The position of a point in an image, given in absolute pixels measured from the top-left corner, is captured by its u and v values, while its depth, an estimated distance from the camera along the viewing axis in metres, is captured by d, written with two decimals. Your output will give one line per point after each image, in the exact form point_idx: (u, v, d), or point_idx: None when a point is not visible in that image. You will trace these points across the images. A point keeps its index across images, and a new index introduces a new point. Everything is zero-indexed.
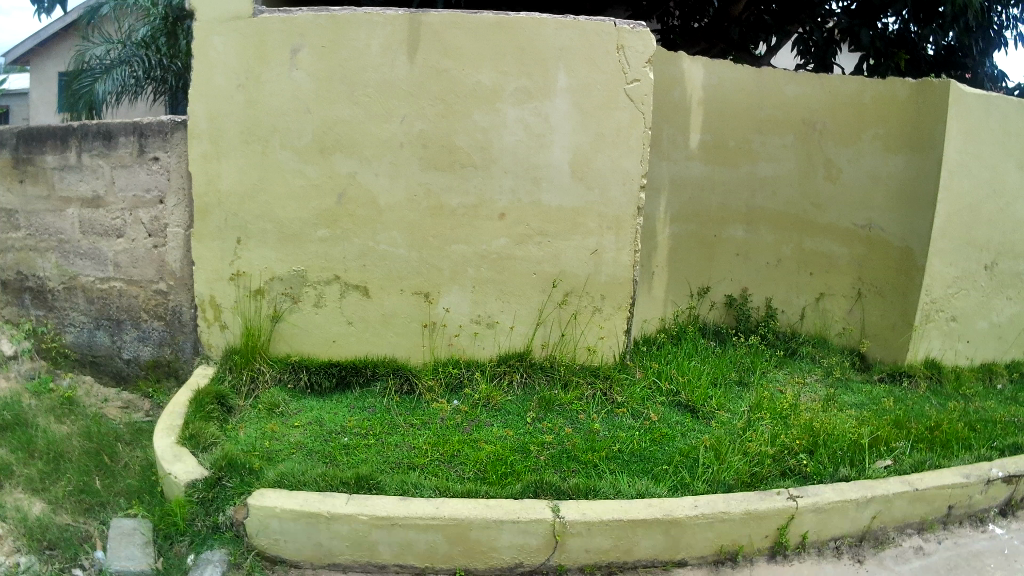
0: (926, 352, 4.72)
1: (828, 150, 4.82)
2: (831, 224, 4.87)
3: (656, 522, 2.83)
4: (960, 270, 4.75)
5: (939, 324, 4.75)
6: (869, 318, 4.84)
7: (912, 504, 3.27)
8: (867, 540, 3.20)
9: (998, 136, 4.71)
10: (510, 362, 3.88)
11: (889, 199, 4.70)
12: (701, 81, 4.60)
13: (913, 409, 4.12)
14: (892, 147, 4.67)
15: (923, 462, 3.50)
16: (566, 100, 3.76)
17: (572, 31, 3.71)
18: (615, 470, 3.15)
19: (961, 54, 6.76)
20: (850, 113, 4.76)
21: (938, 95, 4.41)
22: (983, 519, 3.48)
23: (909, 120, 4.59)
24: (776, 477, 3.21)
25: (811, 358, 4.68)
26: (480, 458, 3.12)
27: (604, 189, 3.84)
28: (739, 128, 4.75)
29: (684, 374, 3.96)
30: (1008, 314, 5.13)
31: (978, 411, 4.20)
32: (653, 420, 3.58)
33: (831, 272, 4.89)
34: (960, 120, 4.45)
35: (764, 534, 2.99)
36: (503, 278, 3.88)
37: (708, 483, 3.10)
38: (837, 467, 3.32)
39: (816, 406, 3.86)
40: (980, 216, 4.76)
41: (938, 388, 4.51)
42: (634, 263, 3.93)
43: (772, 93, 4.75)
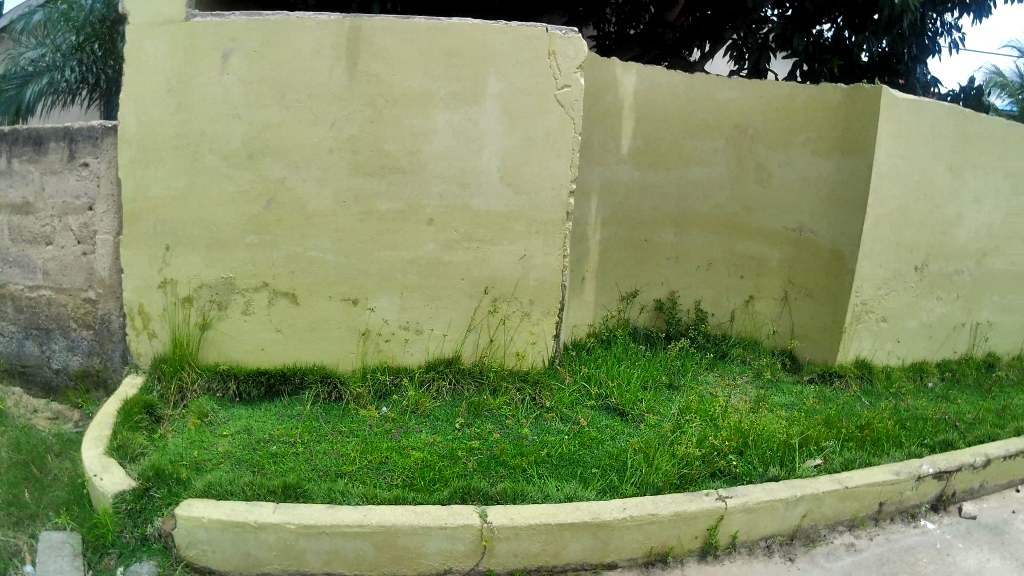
0: (856, 352, 4.80)
1: (760, 154, 4.86)
2: (762, 227, 4.91)
3: (585, 526, 2.83)
4: (891, 271, 4.84)
5: (869, 325, 4.83)
6: (798, 320, 4.90)
7: (842, 502, 3.34)
8: (798, 538, 3.26)
9: (927, 141, 4.81)
10: (438, 368, 3.86)
11: (820, 204, 4.76)
12: (634, 86, 4.61)
13: (844, 408, 4.18)
14: (821, 151, 4.73)
15: (853, 461, 3.58)
16: (495, 103, 3.76)
17: (504, 35, 3.71)
18: (543, 474, 3.15)
19: (894, 60, 6.93)
20: (780, 118, 4.80)
21: (870, 100, 4.48)
22: (914, 515, 3.60)
23: (840, 124, 4.65)
24: (705, 478, 3.24)
25: (741, 359, 4.75)
26: (408, 464, 3.10)
27: (533, 195, 3.87)
28: (672, 134, 4.77)
29: (614, 379, 3.98)
30: (937, 314, 5.27)
31: (908, 412, 4.31)
32: (581, 424, 3.60)
33: (761, 276, 4.94)
34: (889, 124, 4.53)
35: (693, 535, 3.02)
36: (430, 284, 3.87)
37: (637, 486, 3.10)
38: (768, 468, 3.36)
39: (746, 407, 3.90)
40: (910, 218, 4.86)
41: (869, 387, 4.61)
42: (562, 267, 3.96)
43: (704, 98, 4.75)
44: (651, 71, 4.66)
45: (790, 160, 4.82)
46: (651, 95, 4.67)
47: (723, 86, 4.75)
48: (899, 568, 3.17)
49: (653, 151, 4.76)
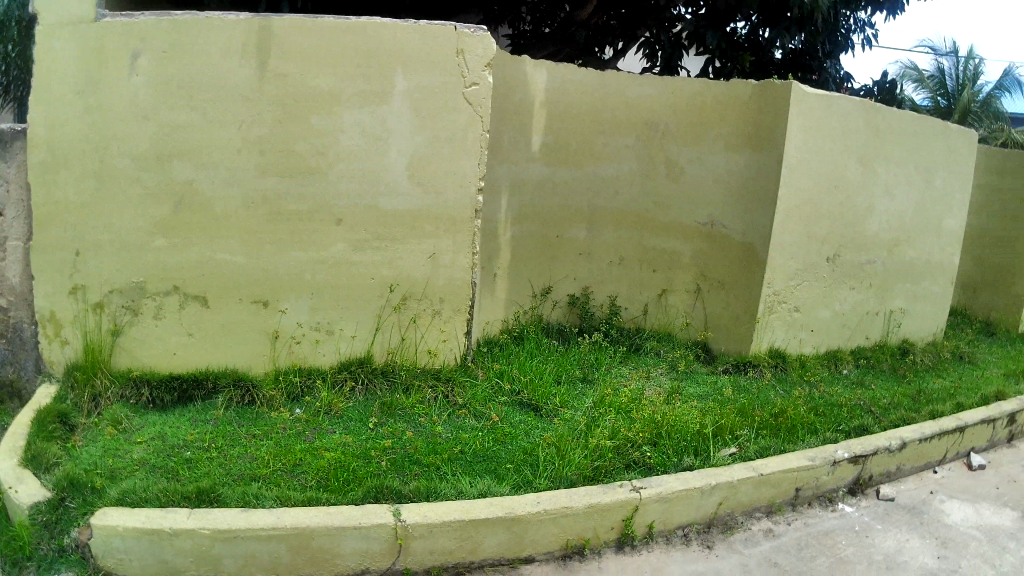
0: (769, 342, 4.90)
1: (671, 149, 4.96)
2: (673, 221, 5.01)
3: (499, 521, 2.87)
4: (802, 263, 4.95)
5: (782, 315, 4.94)
6: (712, 311, 4.99)
7: (757, 488, 3.42)
8: (716, 526, 3.34)
9: (838, 134, 4.94)
10: (350, 369, 3.86)
11: (732, 198, 4.84)
12: (545, 84, 4.69)
13: (758, 397, 4.28)
14: (732, 146, 4.82)
15: (768, 448, 3.67)
16: (403, 102, 3.78)
17: (413, 33, 3.74)
18: (456, 470, 3.18)
19: (808, 56, 7.14)
20: (692, 114, 4.89)
21: (780, 94, 4.58)
22: (831, 499, 3.71)
23: (750, 121, 4.75)
24: (618, 470, 3.30)
25: (654, 352, 4.85)
26: (322, 466, 3.10)
27: (445, 193, 3.89)
28: (581, 130, 4.86)
29: (527, 374, 4.05)
30: (851, 303, 5.41)
31: (823, 399, 4.45)
32: (494, 420, 3.64)
33: (672, 270, 5.04)
34: (800, 117, 4.64)
35: (609, 526, 3.07)
36: (339, 284, 3.88)
37: (551, 480, 3.15)
38: (682, 458, 3.44)
39: (659, 399, 3.98)
40: (821, 209, 4.98)
41: (783, 376, 4.74)
42: (471, 265, 3.99)
43: (614, 93, 4.86)
44: (562, 68, 4.72)
45: (701, 154, 4.91)
46: (562, 92, 4.75)
47: (633, 83, 4.87)
48: (818, 551, 3.26)
49: (564, 148, 4.85)
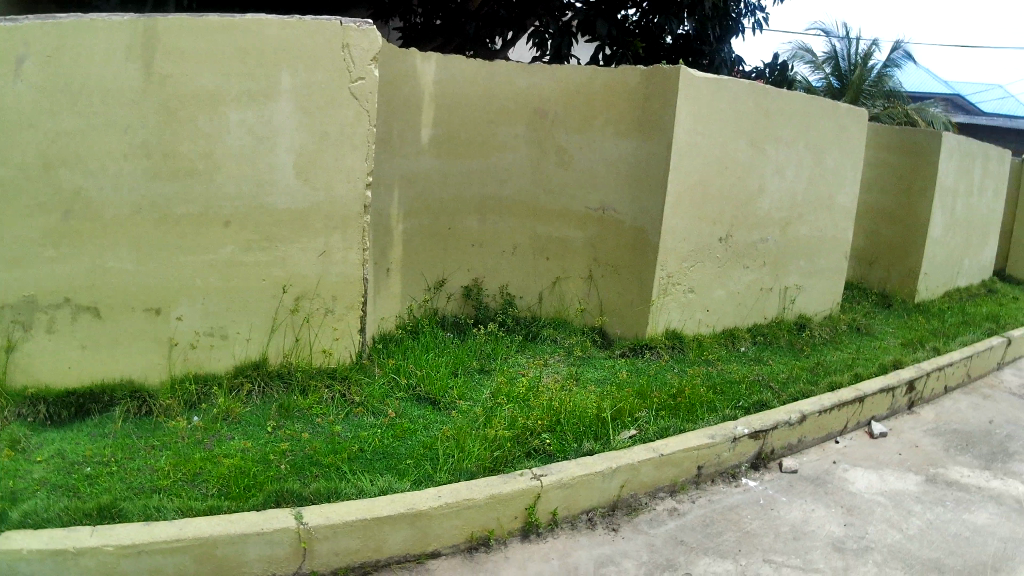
0: (666, 324, 5.07)
1: (559, 137, 5.06)
2: (565, 208, 5.12)
3: (401, 518, 2.94)
4: (694, 245, 5.13)
5: (677, 297, 5.10)
6: (606, 297, 5.13)
7: (658, 468, 3.59)
8: (621, 508, 3.48)
9: (727, 116, 5.12)
10: (245, 373, 3.92)
11: (618, 183, 4.99)
12: (432, 77, 4.74)
13: (654, 378, 4.48)
14: (621, 131, 4.95)
15: (667, 429, 3.84)
16: (289, 100, 3.86)
17: (297, 30, 3.82)
18: (356, 469, 3.25)
19: (697, 41, 7.40)
20: (580, 101, 5.00)
21: (668, 79, 4.73)
22: (734, 474, 3.94)
23: (639, 106, 4.88)
24: (518, 459, 3.42)
25: (551, 340, 4.96)
26: (222, 473, 3.12)
27: (334, 189, 4.02)
28: (471, 121, 4.93)
29: (422, 368, 4.20)
30: (745, 282, 5.61)
31: (721, 376, 4.71)
32: (392, 416, 3.75)
33: (565, 255, 5.16)
34: (689, 102, 4.79)
35: (513, 515, 3.18)
36: (231, 286, 3.93)
37: (451, 473, 3.24)
38: (580, 443, 3.58)
39: (557, 386, 4.13)
40: (710, 189, 5.16)
41: (681, 356, 4.93)
42: (362, 261, 4.15)
43: (503, 83, 4.93)
44: (451, 61, 4.77)
45: (588, 141, 5.03)
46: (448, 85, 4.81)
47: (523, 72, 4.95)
48: (723, 525, 3.49)
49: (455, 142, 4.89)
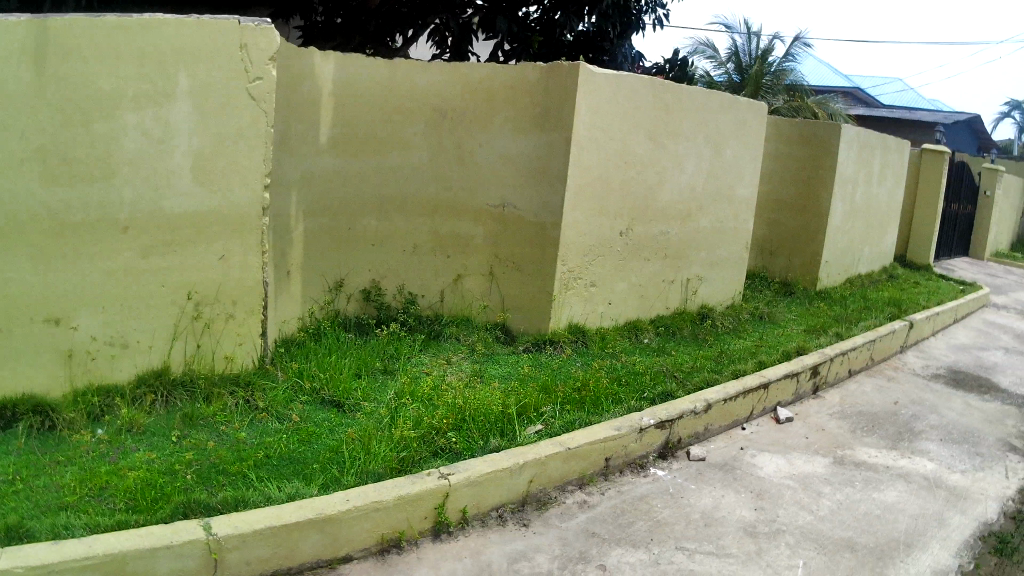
0: (568, 318, 5.61)
1: (457, 135, 5.47)
2: (464, 204, 5.56)
3: (311, 523, 3.02)
4: (594, 239, 5.66)
5: (578, 291, 5.65)
6: (507, 293, 5.60)
7: (566, 462, 3.86)
8: (530, 503, 3.72)
9: (623, 112, 5.64)
10: (148, 383, 3.96)
11: (515, 177, 5.47)
12: (332, 78, 5.05)
13: (559, 372, 4.92)
14: (518, 129, 5.42)
15: (573, 421, 4.19)
16: (186, 102, 3.94)
17: (193, 28, 3.90)
18: (263, 476, 3.34)
19: (600, 38, 7.86)
20: (481, 99, 5.43)
21: (564, 77, 5.22)
22: (641, 465, 4.30)
23: (540, 102, 5.33)
24: (425, 458, 3.62)
25: (454, 337, 5.38)
26: (129, 486, 3.14)
27: (231, 191, 4.14)
28: (373, 119, 5.28)
29: (326, 370, 4.37)
30: (646, 274, 6.23)
31: (626, 368, 5.14)
32: (297, 421, 3.89)
33: (463, 253, 5.60)
34: (589, 97, 5.29)
35: (422, 515, 3.32)
36: (128, 295, 3.95)
37: (359, 475, 3.38)
38: (486, 441, 3.82)
39: (459, 385, 4.39)
40: (610, 183, 5.70)
41: (586, 349, 5.45)
42: (262, 264, 4.29)
43: (406, 82, 5.31)
44: (351, 62, 5.10)
45: (489, 139, 5.47)
46: (351, 85, 5.13)
47: (423, 72, 5.33)
48: (634, 516, 3.78)
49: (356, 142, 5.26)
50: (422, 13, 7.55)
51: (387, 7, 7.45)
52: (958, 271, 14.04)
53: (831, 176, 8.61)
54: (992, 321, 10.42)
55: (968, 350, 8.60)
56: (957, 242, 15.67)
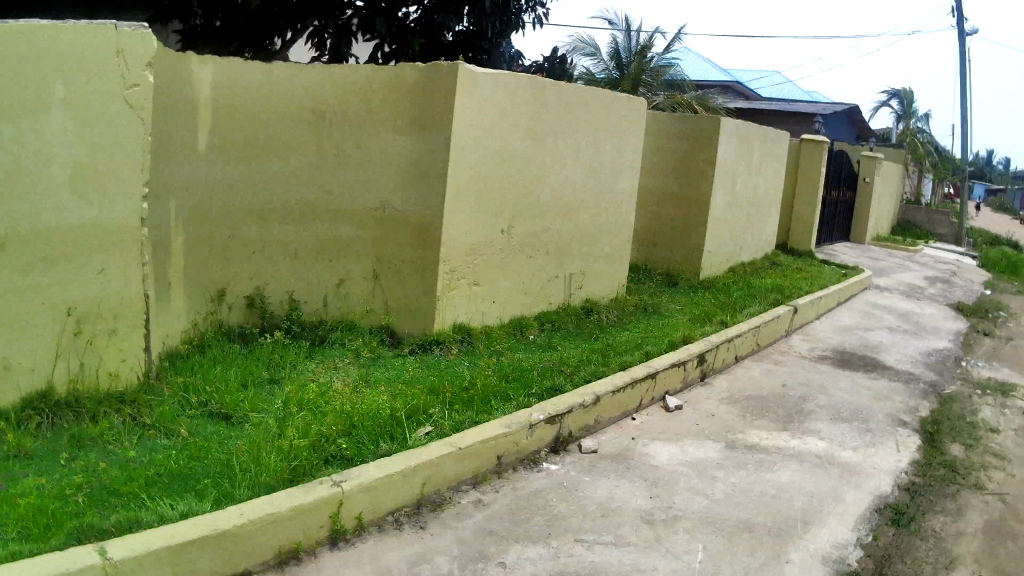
0: (453, 318, 5.71)
1: (337, 136, 5.46)
2: (343, 209, 5.56)
3: (208, 540, 2.91)
4: (476, 236, 5.80)
5: (462, 291, 5.76)
6: (390, 296, 5.66)
7: (458, 462, 3.92)
8: (426, 505, 3.75)
9: (504, 108, 5.79)
10: (33, 406, 3.75)
11: (396, 177, 5.51)
12: (211, 79, 5.00)
13: (447, 372, 5.03)
14: (399, 128, 5.47)
15: (462, 421, 4.23)
16: (63, 110, 3.77)
17: (71, 32, 3.76)
18: (157, 494, 3.21)
19: (477, 39, 8.24)
20: (358, 100, 5.43)
21: (444, 77, 5.31)
22: (534, 460, 4.40)
23: (416, 100, 5.42)
24: (317, 466, 3.57)
25: (340, 341, 5.39)
26: (18, 515, 2.96)
27: (109, 201, 4.00)
28: (252, 121, 5.23)
29: (213, 384, 4.30)
30: (530, 270, 6.39)
31: (514, 364, 5.30)
32: (185, 436, 3.77)
33: (345, 257, 5.62)
34: (469, 99, 5.42)
35: (319, 525, 3.27)
36: (8, 314, 3.69)
37: (251, 487, 3.29)
38: (377, 445, 3.82)
39: (347, 391, 4.39)
40: (490, 180, 5.80)
41: (472, 348, 5.56)
42: (142, 275, 4.17)
43: (279, 84, 5.28)
44: (227, 64, 5.08)
45: (368, 141, 5.49)
46: (229, 88, 5.10)
47: (297, 73, 5.31)
48: (530, 512, 3.86)
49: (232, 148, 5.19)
50: (300, 15, 7.54)
51: (266, 9, 7.47)
52: (839, 255, 14.51)
53: (711, 168, 8.87)
54: (873, 301, 10.81)
55: (853, 330, 8.90)
56: (838, 231, 16.19)
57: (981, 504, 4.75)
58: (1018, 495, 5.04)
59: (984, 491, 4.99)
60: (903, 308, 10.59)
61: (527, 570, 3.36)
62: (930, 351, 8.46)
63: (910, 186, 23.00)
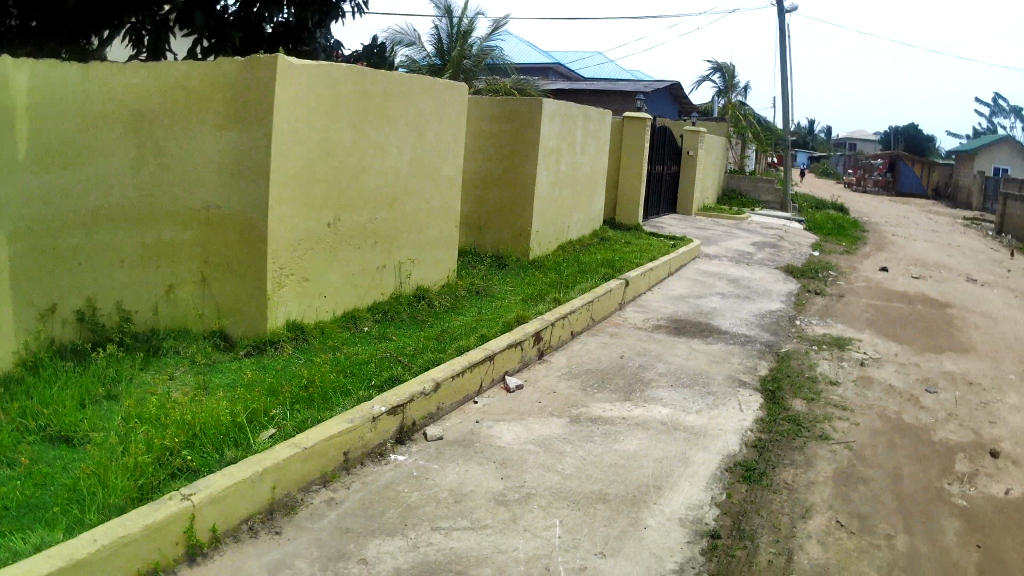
0: (285, 315, 5.62)
1: (157, 138, 5.44)
2: (167, 211, 5.52)
3: (62, 572, 2.80)
4: (301, 232, 5.67)
5: (292, 287, 5.67)
6: (221, 298, 5.58)
7: (306, 462, 3.89)
8: (279, 510, 3.74)
9: (325, 97, 5.67)
10: None
11: (216, 177, 5.43)
12: (27, 82, 5.03)
13: (282, 372, 4.99)
14: (220, 125, 5.37)
15: (305, 420, 4.18)
16: None
17: None
18: (5, 529, 3.10)
19: (296, 29, 8.39)
20: (180, 96, 5.38)
21: (264, 70, 5.19)
22: (380, 452, 4.43)
23: (237, 95, 5.30)
24: (164, 481, 3.49)
25: (173, 350, 5.32)
26: None
27: None
28: (71, 125, 5.24)
29: (49, 408, 4.15)
30: (358, 263, 6.35)
31: (348, 358, 5.34)
32: (27, 464, 3.64)
33: (173, 262, 5.57)
34: (289, 87, 5.29)
35: (173, 542, 3.22)
36: None
37: (100, 511, 3.20)
38: (222, 453, 3.76)
39: (187, 400, 4.33)
40: (316, 172, 5.72)
41: (306, 346, 5.53)
42: None
43: (99, 87, 5.28)
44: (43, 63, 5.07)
45: (188, 140, 5.42)
46: (42, 91, 5.09)
47: (116, 72, 5.30)
48: (383, 505, 3.93)
49: (49, 156, 5.18)
50: (118, 11, 7.48)
51: (86, 7, 7.31)
52: (667, 227, 15.02)
53: (534, 149, 9.04)
54: (705, 269, 11.28)
55: (686, 298, 9.25)
56: (664, 203, 16.79)
57: (829, 453, 5.07)
58: (863, 441, 5.40)
59: (828, 441, 5.33)
60: (733, 275, 11.05)
61: (389, 563, 3.46)
62: (762, 312, 8.89)
63: (734, 155, 23.93)
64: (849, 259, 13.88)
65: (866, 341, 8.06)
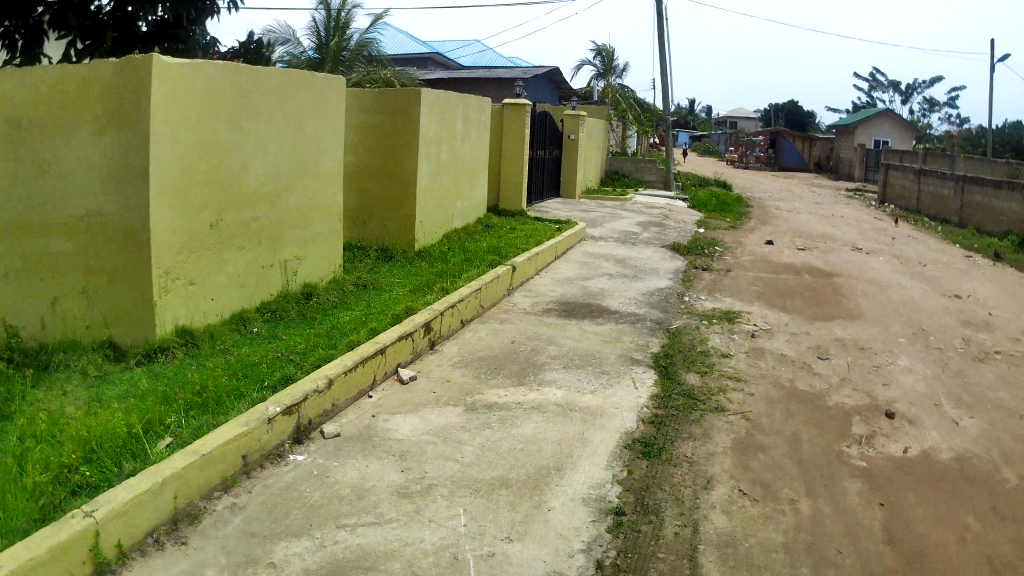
0: (173, 322, 5.42)
1: (35, 146, 5.42)
2: (51, 219, 5.46)
3: None
4: (183, 236, 5.48)
5: (178, 292, 5.47)
6: (106, 307, 5.38)
7: (204, 468, 3.80)
8: (182, 520, 3.64)
9: (203, 96, 5.52)
10: None
11: (97, 182, 5.24)
12: None
13: (174, 379, 4.86)
14: (98, 128, 5.18)
15: (199, 426, 4.09)
16: None
17: None
18: None
19: (172, 27, 8.14)
20: (59, 100, 5.29)
21: (139, 69, 5.00)
22: (278, 454, 4.35)
23: (113, 97, 5.11)
24: (65, 499, 3.39)
25: (63, 364, 5.17)
26: None
27: None
28: None
29: None
30: (243, 263, 6.19)
31: (240, 360, 5.22)
32: None
33: (59, 272, 5.49)
34: (166, 88, 5.11)
35: (78, 561, 3.09)
36: None
37: (3, 535, 3.05)
38: (121, 466, 3.64)
39: (80, 413, 4.20)
40: (195, 172, 5.53)
41: (195, 351, 5.36)
42: None
43: None
44: None
45: (69, 147, 5.31)
46: None
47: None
48: (287, 507, 3.88)
49: None
50: None
51: None
52: (552, 211, 15.12)
53: (416, 139, 9.00)
54: (591, 251, 11.42)
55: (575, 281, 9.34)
56: (547, 187, 16.91)
57: (723, 426, 5.19)
58: (758, 411, 5.56)
59: (724, 412, 5.47)
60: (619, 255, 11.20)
61: (297, 565, 3.43)
62: (652, 291, 9.05)
63: (615, 138, 24.25)
64: (733, 234, 14.24)
65: (754, 313, 8.29)
